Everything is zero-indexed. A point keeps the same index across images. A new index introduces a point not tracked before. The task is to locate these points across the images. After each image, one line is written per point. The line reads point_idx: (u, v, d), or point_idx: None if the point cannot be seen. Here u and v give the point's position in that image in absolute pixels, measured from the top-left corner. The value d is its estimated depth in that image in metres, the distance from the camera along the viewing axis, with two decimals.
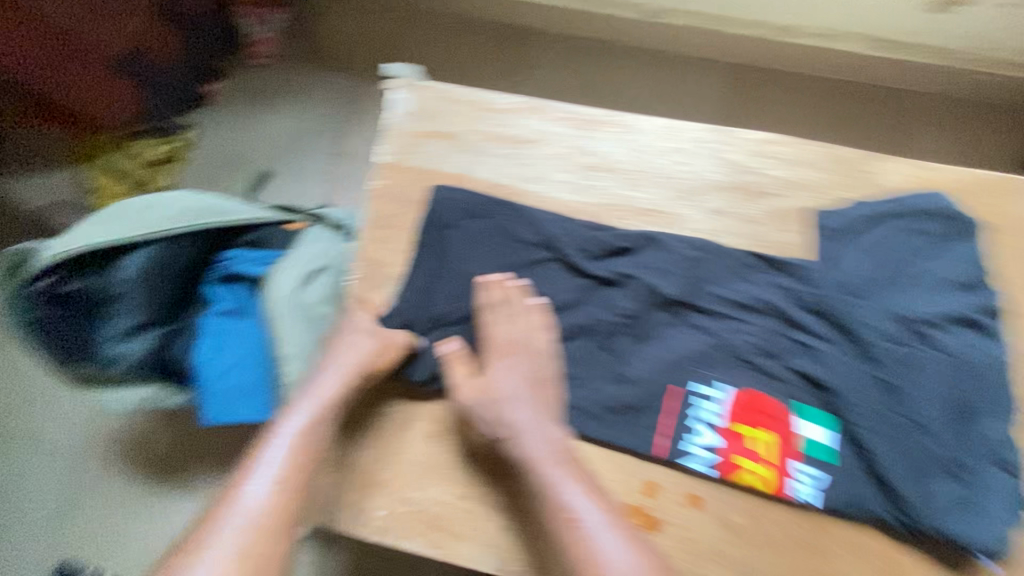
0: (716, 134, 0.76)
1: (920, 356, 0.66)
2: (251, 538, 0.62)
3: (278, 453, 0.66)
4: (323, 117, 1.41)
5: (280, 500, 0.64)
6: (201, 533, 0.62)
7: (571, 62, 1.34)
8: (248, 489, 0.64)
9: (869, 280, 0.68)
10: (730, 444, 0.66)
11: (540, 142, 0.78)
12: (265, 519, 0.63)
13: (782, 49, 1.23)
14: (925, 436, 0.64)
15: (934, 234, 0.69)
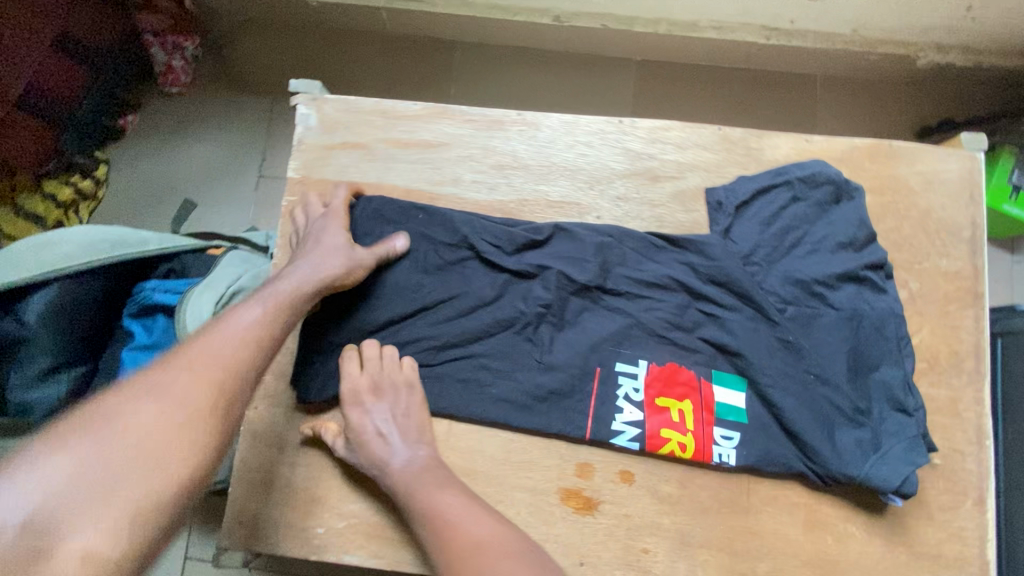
0: (614, 124, 0.79)
1: (813, 314, 0.71)
2: (196, 404, 0.52)
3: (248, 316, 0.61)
4: (245, 142, 1.40)
5: (244, 356, 0.57)
6: (100, 408, 0.50)
7: (490, 67, 1.39)
8: (210, 338, 0.57)
9: (764, 249, 0.73)
10: (652, 417, 0.69)
11: (448, 146, 0.79)
12: (226, 368, 0.55)
13: (686, 44, 1.29)
14: (826, 388, 0.69)
15: (821, 198, 0.73)
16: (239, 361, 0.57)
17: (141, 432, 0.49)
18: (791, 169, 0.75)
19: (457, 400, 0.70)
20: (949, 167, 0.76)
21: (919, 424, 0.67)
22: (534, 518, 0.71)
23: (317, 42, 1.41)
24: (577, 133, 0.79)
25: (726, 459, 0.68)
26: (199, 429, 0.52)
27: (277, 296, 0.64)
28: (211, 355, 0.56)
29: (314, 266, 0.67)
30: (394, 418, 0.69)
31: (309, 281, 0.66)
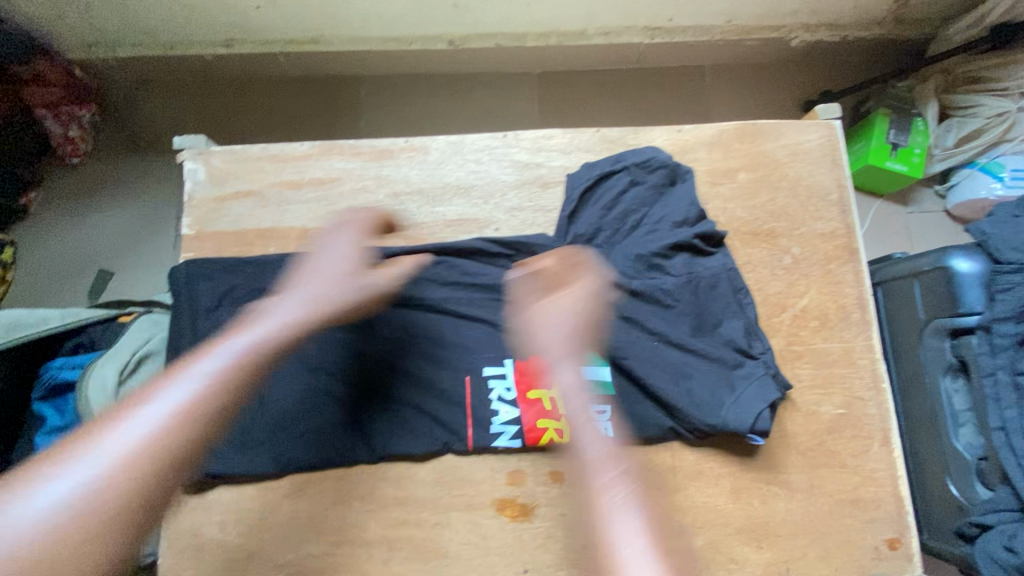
0: (499, 138, 0.82)
1: (656, 284, 0.76)
2: (127, 494, 0.42)
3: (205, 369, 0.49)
4: (152, 204, 1.37)
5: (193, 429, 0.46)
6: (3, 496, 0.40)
7: (395, 97, 1.42)
8: (151, 403, 0.46)
9: (604, 232, 0.78)
10: (527, 411, 0.73)
11: (339, 180, 0.80)
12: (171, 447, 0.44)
13: (579, 52, 1.35)
14: (675, 349, 0.74)
15: (649, 182, 0.79)
16: (148, 475, 0.43)
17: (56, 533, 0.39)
18: (624, 157, 0.80)
19: (326, 444, 0.71)
20: (809, 137, 0.82)
21: (765, 364, 0.73)
22: (472, 533, 0.71)
23: (221, 95, 1.41)
24: (465, 151, 0.81)
25: (603, 433, 0.72)
26: (135, 522, 0.42)
27: (214, 368, 0.49)
28: (112, 467, 0.42)
29: (271, 322, 0.55)
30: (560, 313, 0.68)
31: (253, 346, 0.52)
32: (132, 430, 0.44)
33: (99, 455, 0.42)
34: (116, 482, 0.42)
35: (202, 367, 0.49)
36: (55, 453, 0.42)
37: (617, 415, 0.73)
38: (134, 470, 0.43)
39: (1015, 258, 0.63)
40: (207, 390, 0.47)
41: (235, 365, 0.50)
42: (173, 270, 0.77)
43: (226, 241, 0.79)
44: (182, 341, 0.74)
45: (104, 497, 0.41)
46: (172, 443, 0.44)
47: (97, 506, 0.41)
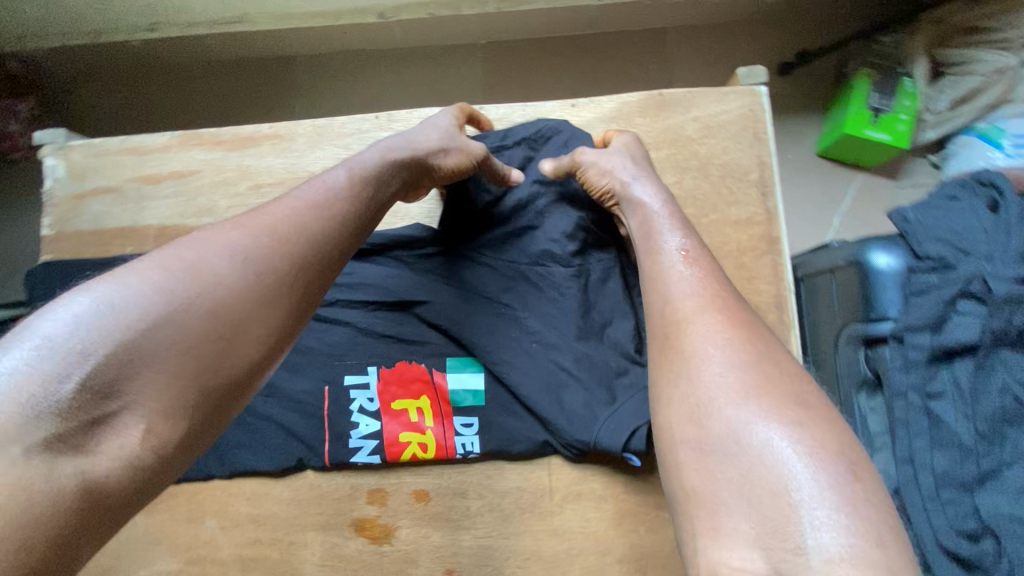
0: (371, 120, 0.73)
1: (536, 282, 0.67)
2: (272, 264, 0.45)
3: (320, 185, 0.52)
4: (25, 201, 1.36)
5: (318, 223, 0.49)
6: (158, 261, 0.42)
7: (335, 76, 1.34)
8: (278, 205, 0.49)
9: (478, 223, 0.69)
10: (389, 423, 0.66)
11: (200, 173, 0.74)
12: (303, 233, 0.48)
13: (522, 19, 1.23)
14: (556, 355, 0.65)
15: (557, 146, 0.70)
16: (244, 288, 0.43)
17: (206, 292, 0.41)
18: (514, 131, 0.70)
19: None
20: (726, 107, 0.71)
21: None
22: (328, 556, 0.66)
23: (159, 81, 1.37)
24: (334, 137, 0.73)
25: (471, 448, 0.65)
26: (280, 293, 0.44)
27: (297, 206, 0.49)
28: (203, 275, 0.42)
29: (365, 175, 0.56)
30: (635, 164, 0.63)
31: (332, 190, 0.52)
32: (267, 217, 0.47)
33: (243, 232, 0.45)
34: (207, 289, 0.41)
35: (283, 204, 0.49)
36: (131, 265, 0.42)
37: (486, 429, 0.66)
38: (228, 280, 0.42)
39: (934, 253, 0.51)
40: (292, 221, 0.48)
41: (326, 205, 0.51)
42: (28, 273, 0.73)
43: (83, 242, 0.74)
44: None
45: (200, 300, 0.41)
46: (263, 262, 0.44)
47: (192, 310, 0.40)
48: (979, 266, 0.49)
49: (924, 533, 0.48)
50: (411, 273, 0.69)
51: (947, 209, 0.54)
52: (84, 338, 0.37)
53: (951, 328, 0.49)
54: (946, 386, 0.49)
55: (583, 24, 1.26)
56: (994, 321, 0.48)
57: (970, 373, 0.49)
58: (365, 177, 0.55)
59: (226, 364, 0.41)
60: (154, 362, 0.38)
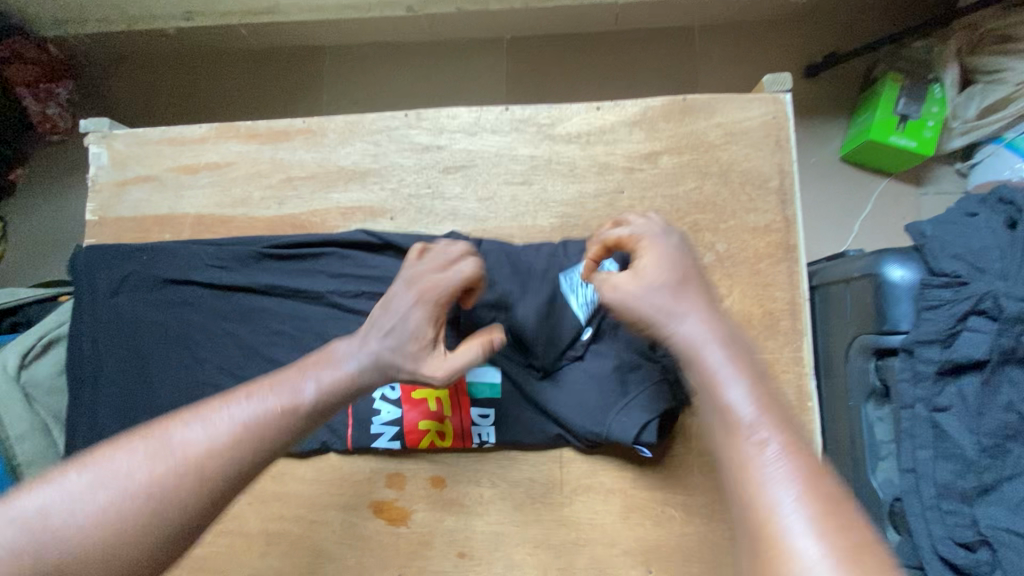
0: (399, 118, 0.75)
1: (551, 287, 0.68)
2: (176, 497, 0.44)
3: (278, 392, 0.50)
4: (59, 185, 1.40)
5: (246, 451, 0.47)
6: (95, 467, 0.44)
7: (362, 66, 1.36)
8: (224, 414, 0.48)
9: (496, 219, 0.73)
10: (410, 411, 0.69)
11: (235, 165, 0.77)
12: (224, 462, 0.46)
13: (549, 14, 1.23)
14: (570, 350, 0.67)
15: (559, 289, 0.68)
16: (141, 525, 0.43)
17: (110, 516, 0.42)
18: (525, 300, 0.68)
19: None
20: (750, 114, 0.71)
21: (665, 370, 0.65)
22: (348, 534, 0.70)
23: (192, 68, 1.40)
24: (363, 133, 0.76)
25: (487, 438, 0.68)
26: (174, 528, 0.44)
27: (245, 411, 0.48)
28: (118, 495, 0.43)
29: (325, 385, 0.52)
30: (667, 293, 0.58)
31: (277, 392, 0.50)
32: (207, 430, 0.47)
33: (173, 451, 0.45)
34: (119, 510, 0.43)
35: (235, 408, 0.48)
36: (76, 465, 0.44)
37: (502, 421, 0.68)
38: (133, 506, 0.43)
39: (949, 269, 0.52)
40: (215, 447, 0.46)
41: (268, 420, 0.48)
42: (74, 255, 0.77)
43: (124, 228, 0.78)
44: (82, 325, 0.75)
45: (97, 531, 0.42)
46: (169, 495, 0.44)
47: (89, 532, 0.42)
48: (992, 285, 0.50)
49: (924, 541, 0.50)
50: None
51: (967, 226, 0.54)
52: None
53: (960, 345, 0.50)
54: (953, 401, 0.50)
55: (610, 22, 1.26)
56: (1004, 340, 0.49)
57: (977, 389, 0.50)
58: (335, 385, 0.53)
59: None
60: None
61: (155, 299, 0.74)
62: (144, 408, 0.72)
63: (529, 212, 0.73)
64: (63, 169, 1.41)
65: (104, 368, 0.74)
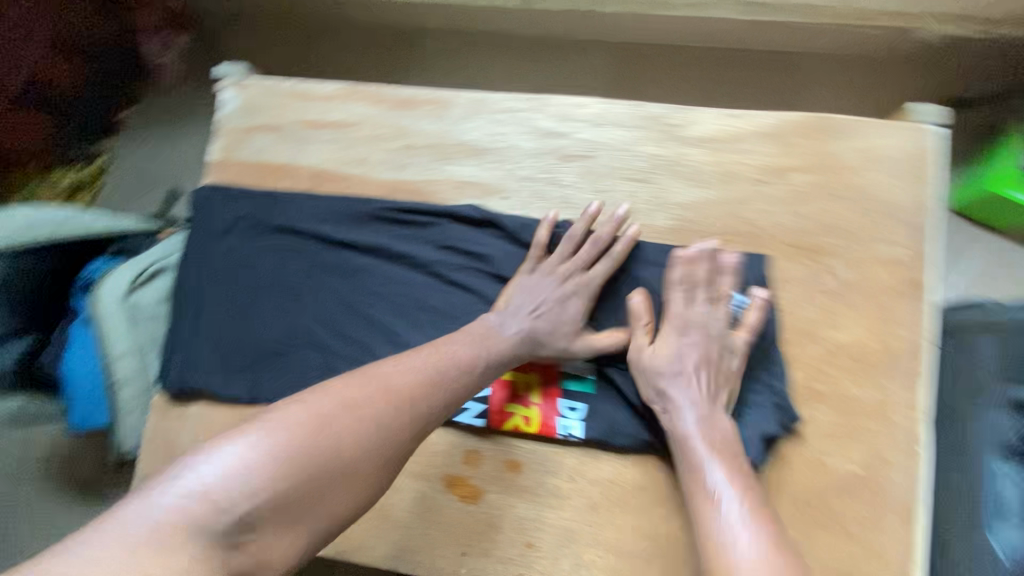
0: (526, 101, 0.75)
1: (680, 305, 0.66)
2: (388, 425, 0.55)
3: (448, 350, 0.62)
4: (159, 130, 1.47)
5: (429, 390, 0.58)
6: (316, 404, 0.54)
7: (464, 51, 1.38)
8: (397, 366, 0.59)
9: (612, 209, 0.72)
10: (497, 393, 0.69)
11: (357, 126, 0.79)
12: (416, 398, 0.57)
13: (660, 26, 1.23)
14: None
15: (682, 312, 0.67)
16: (371, 445, 0.54)
17: (344, 444, 0.52)
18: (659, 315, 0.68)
19: (293, 386, 0.72)
20: (892, 142, 0.69)
21: None
22: (418, 504, 0.69)
23: (298, 33, 1.44)
24: (487, 110, 0.76)
25: (573, 432, 0.66)
26: (391, 449, 0.55)
27: (418, 363, 0.60)
28: (348, 421, 0.53)
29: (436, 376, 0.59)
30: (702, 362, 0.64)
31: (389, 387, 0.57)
32: (397, 371, 0.59)
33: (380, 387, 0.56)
34: (355, 439, 0.53)
35: (408, 360, 0.60)
36: (292, 406, 0.54)
37: (592, 416, 0.66)
38: (363, 434, 0.53)
39: None
40: (407, 385, 0.57)
41: (440, 369, 0.60)
42: (195, 192, 0.80)
43: (244, 172, 0.81)
44: (194, 257, 0.78)
45: (342, 452, 0.52)
46: (384, 424, 0.55)
47: (335, 450, 0.52)
48: None
49: None
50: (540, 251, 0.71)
51: None
52: (252, 474, 0.47)
53: None
54: None
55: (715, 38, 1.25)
56: None
57: None
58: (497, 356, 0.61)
59: (337, 504, 0.52)
60: (299, 497, 0.49)
61: (265, 244, 0.77)
62: (240, 345, 0.75)
63: (647, 210, 0.71)
64: (163, 112, 1.47)
65: (206, 301, 0.76)
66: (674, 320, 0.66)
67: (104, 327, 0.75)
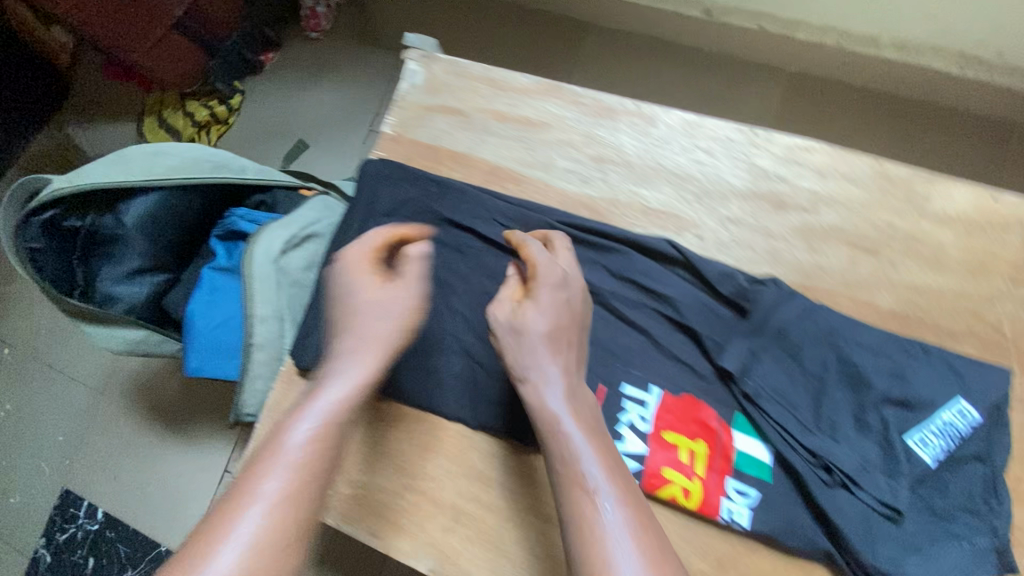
0: (744, 133, 0.68)
1: (891, 404, 0.58)
2: (306, 474, 0.49)
3: (347, 381, 0.54)
4: (294, 78, 1.45)
5: (334, 424, 0.52)
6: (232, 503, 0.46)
7: (621, 53, 1.30)
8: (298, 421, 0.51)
9: (824, 275, 0.63)
10: (656, 454, 0.60)
11: (548, 126, 0.73)
12: (326, 433, 0.51)
13: (851, 63, 1.15)
14: (881, 472, 0.57)
15: (895, 414, 0.58)
16: (298, 503, 0.47)
17: (272, 522, 0.46)
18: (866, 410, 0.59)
19: (433, 391, 0.68)
20: None
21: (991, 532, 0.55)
22: (540, 548, 0.64)
23: (454, 3, 1.40)
24: (698, 136, 0.69)
25: (736, 518, 0.58)
26: (315, 490, 0.49)
27: (327, 404, 0.52)
28: (278, 497, 0.47)
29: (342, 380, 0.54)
30: (567, 321, 0.58)
31: (340, 424, 0.52)
32: (305, 418, 0.51)
33: (289, 444, 0.49)
34: (285, 509, 0.46)
35: (316, 404, 0.52)
36: (213, 524, 0.45)
37: (764, 506, 0.58)
38: (288, 501, 0.47)
39: None
40: (315, 434, 0.50)
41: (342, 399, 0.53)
42: (362, 163, 0.76)
43: (417, 151, 0.76)
44: (346, 231, 0.73)
45: (280, 532, 0.45)
46: (306, 476, 0.49)
47: (274, 532, 0.45)
48: None
49: None
50: (733, 306, 0.63)
51: None
52: None
53: None
54: None
55: (905, 84, 1.15)
56: None
57: None
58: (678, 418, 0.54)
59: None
60: None
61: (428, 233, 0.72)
62: None
63: (867, 284, 0.62)
64: (303, 60, 1.45)
65: None
66: (542, 276, 0.60)
67: (252, 287, 0.72)
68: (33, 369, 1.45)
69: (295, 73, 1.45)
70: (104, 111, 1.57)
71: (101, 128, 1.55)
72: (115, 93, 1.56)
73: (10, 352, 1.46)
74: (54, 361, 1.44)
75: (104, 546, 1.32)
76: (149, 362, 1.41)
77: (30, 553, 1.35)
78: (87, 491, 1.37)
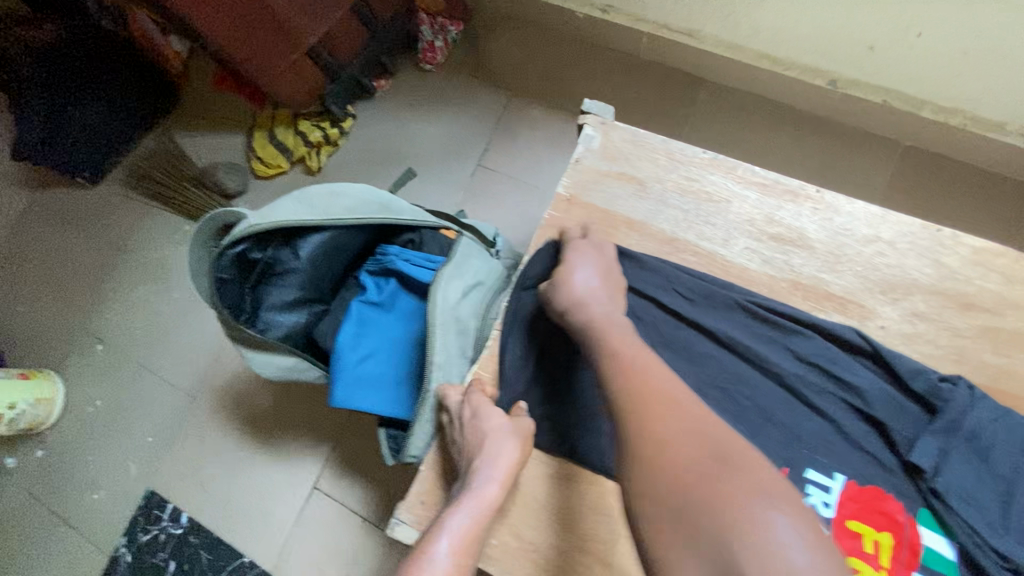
0: (929, 231, 0.71)
1: None
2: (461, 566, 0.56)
3: (484, 486, 0.62)
4: (405, 107, 1.49)
5: (478, 521, 0.60)
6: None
7: (734, 115, 1.33)
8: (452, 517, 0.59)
9: (1005, 377, 0.66)
10: (840, 540, 0.62)
11: (727, 202, 0.76)
12: (473, 531, 0.59)
13: (973, 144, 1.17)
14: None
15: None
16: None
17: None
18: None
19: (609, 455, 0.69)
20: None
21: None
22: None
23: (569, 49, 1.44)
24: (882, 228, 0.72)
25: None
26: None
27: (471, 506, 0.61)
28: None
29: (467, 509, 0.60)
30: (602, 272, 0.70)
31: (483, 520, 0.60)
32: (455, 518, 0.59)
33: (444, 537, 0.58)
34: None
35: (464, 507, 0.60)
36: None
37: None
38: None
39: None
40: (462, 529, 0.58)
41: (478, 507, 0.61)
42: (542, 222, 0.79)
43: (593, 214, 0.79)
44: (526, 288, 0.77)
45: None
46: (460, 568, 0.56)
47: None
48: None
49: None
50: (919, 400, 0.65)
51: None
52: None
53: None
54: None
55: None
56: None
57: None
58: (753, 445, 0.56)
59: None
60: None
61: None
62: (559, 394, 0.73)
63: None
64: (415, 90, 1.50)
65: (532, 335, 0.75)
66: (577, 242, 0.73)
67: (433, 334, 0.76)
68: (119, 370, 1.44)
69: (405, 102, 1.49)
70: (198, 117, 1.56)
71: (197, 135, 1.55)
72: (214, 100, 1.57)
73: (101, 350, 1.45)
74: (149, 361, 1.43)
75: (186, 552, 1.30)
76: (244, 372, 1.40)
77: (110, 551, 1.33)
78: (173, 495, 1.35)
